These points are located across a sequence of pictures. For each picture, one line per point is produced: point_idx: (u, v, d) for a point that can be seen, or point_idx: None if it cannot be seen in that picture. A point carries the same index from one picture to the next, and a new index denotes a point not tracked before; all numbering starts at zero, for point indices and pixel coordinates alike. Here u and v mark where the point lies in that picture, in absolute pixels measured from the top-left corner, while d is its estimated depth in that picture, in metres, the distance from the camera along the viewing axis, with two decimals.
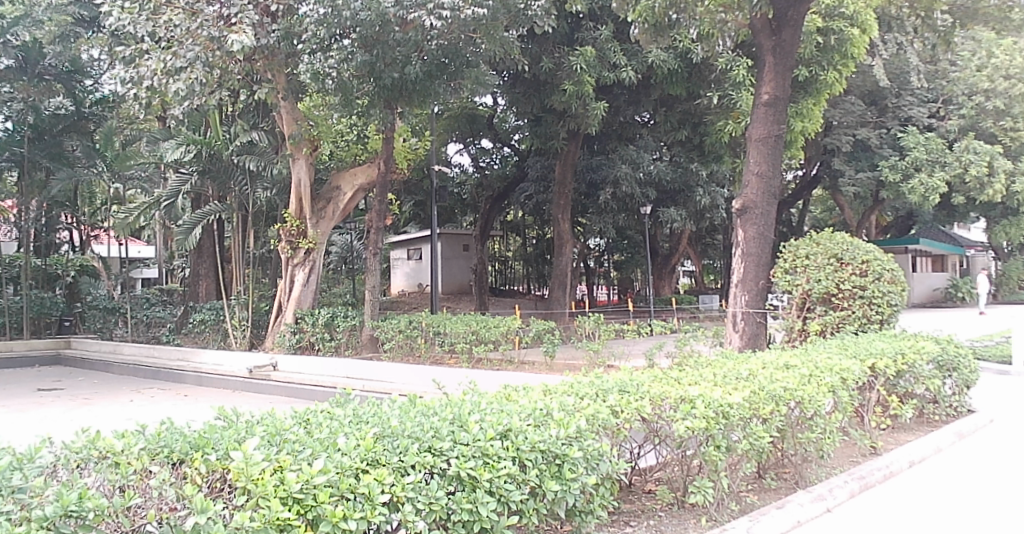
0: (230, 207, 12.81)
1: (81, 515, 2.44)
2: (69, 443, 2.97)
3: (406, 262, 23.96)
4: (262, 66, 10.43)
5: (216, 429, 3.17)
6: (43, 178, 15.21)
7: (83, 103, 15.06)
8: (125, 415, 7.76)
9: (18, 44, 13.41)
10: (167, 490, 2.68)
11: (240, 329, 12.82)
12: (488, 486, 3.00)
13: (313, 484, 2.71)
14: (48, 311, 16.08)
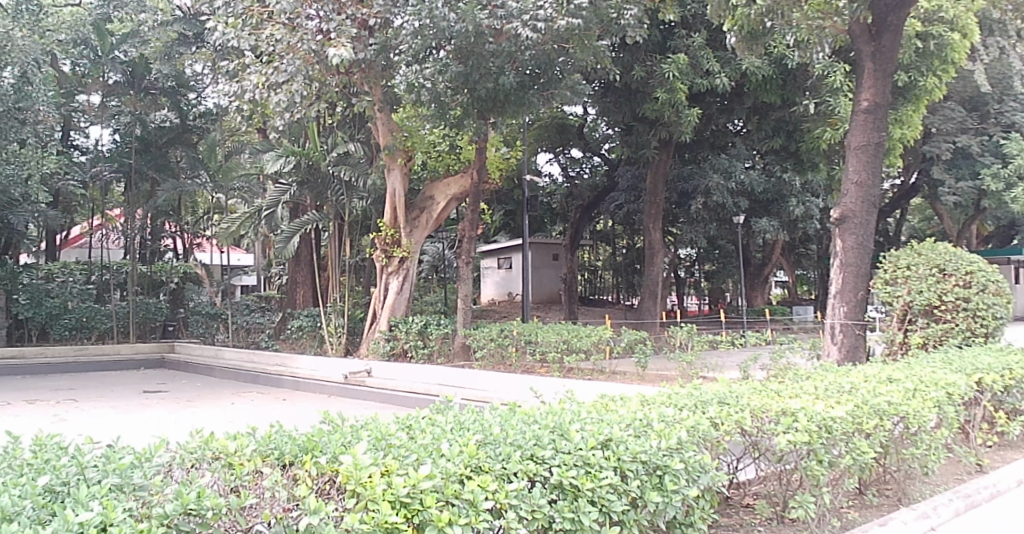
0: (326, 216, 13.19)
1: (200, 514, 2.66)
2: (185, 443, 3.19)
3: (496, 271, 24.10)
4: (359, 79, 10.66)
5: (324, 433, 3.28)
6: (147, 189, 16.83)
7: (188, 116, 16.50)
8: (227, 416, 8.12)
9: (126, 60, 15.15)
10: (279, 492, 2.91)
11: (336, 336, 13.07)
12: (590, 496, 3.07)
13: (420, 489, 2.82)
14: (153, 317, 17.20)
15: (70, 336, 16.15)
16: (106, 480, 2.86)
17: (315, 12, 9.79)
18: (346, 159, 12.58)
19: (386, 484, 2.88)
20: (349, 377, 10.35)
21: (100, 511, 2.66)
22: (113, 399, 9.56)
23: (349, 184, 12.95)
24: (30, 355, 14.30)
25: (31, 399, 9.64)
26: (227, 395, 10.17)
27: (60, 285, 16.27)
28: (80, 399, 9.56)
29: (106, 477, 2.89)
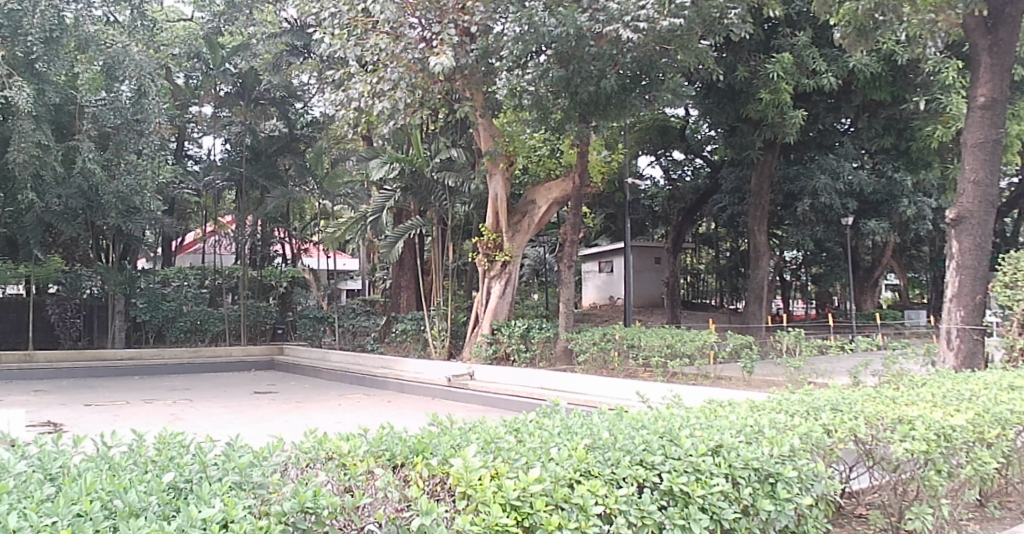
0: (430, 222, 13.06)
1: (316, 512, 2.72)
2: (299, 443, 3.27)
3: (598, 275, 24.29)
4: (461, 85, 10.70)
5: (433, 434, 3.32)
6: (258, 196, 17.51)
7: (295, 125, 17.08)
8: (337, 416, 8.36)
9: (236, 72, 16.02)
10: (391, 493, 2.95)
11: (440, 339, 13.15)
12: (701, 503, 3.02)
13: (530, 492, 2.81)
14: (264, 319, 17.99)
15: (184, 338, 17.07)
16: (226, 477, 2.96)
17: (417, 20, 9.99)
18: (450, 165, 12.76)
19: (496, 486, 2.89)
20: (453, 380, 10.57)
21: (222, 508, 2.75)
22: (226, 399, 9.95)
23: (452, 191, 13.03)
24: (147, 356, 15.13)
25: (150, 398, 10.12)
26: (335, 396, 10.45)
27: (175, 290, 17.32)
28: (197, 399, 9.99)
29: (227, 475, 2.98)
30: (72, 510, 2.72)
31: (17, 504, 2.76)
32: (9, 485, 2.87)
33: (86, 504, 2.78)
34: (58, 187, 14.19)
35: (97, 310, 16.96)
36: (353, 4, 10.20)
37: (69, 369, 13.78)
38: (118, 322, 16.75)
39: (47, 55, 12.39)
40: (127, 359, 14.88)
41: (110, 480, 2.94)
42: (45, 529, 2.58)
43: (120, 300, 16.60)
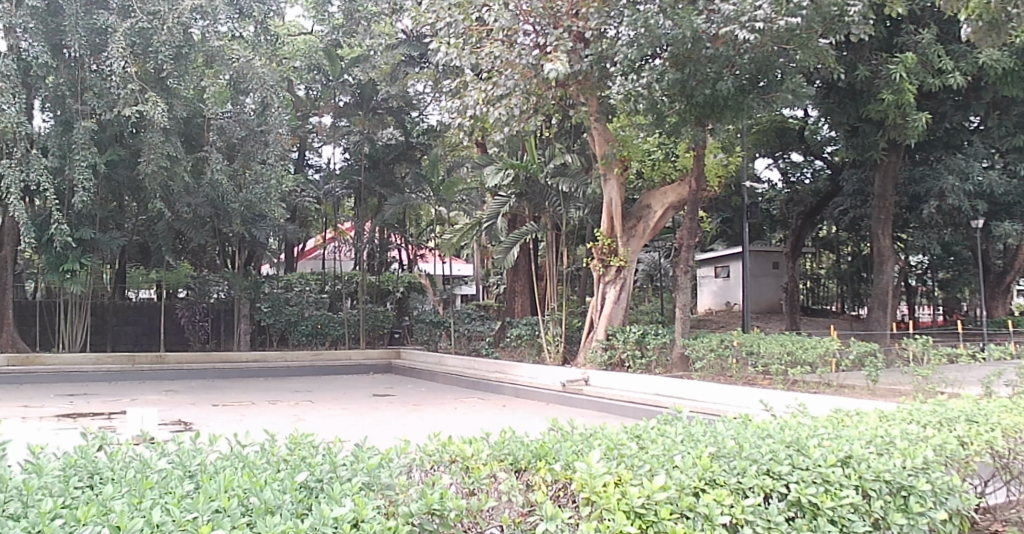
0: (544, 227, 13.25)
1: (442, 514, 2.80)
2: (424, 445, 3.33)
3: (712, 281, 24.04)
4: (575, 92, 10.89)
5: (555, 439, 3.37)
6: (376, 203, 17.81)
7: (411, 132, 17.36)
8: (450, 421, 8.34)
9: (354, 83, 16.66)
10: (516, 497, 3.00)
11: (554, 343, 13.18)
12: (831, 515, 2.95)
13: (655, 500, 2.80)
14: (381, 324, 18.33)
15: (307, 341, 17.53)
16: (355, 477, 3.04)
17: (531, 26, 10.25)
18: (564, 171, 12.57)
19: (620, 493, 2.90)
20: (567, 385, 10.58)
21: (352, 508, 2.83)
22: (344, 401, 10.18)
23: (566, 196, 12.97)
24: (270, 360, 15.58)
25: (275, 399, 10.51)
26: (451, 400, 10.62)
27: (297, 295, 17.78)
28: (320, 400, 10.35)
29: (356, 475, 3.07)
30: (212, 505, 2.84)
31: (163, 500, 2.89)
32: (153, 481, 3.00)
33: (225, 500, 2.89)
34: (188, 197, 14.93)
35: (223, 314, 17.97)
36: (468, 14, 10.25)
37: (195, 370, 14.60)
38: (243, 325, 17.37)
39: (177, 70, 13.64)
40: (250, 362, 15.39)
41: (247, 478, 3.03)
42: (189, 524, 2.71)
43: (246, 304, 17.25)
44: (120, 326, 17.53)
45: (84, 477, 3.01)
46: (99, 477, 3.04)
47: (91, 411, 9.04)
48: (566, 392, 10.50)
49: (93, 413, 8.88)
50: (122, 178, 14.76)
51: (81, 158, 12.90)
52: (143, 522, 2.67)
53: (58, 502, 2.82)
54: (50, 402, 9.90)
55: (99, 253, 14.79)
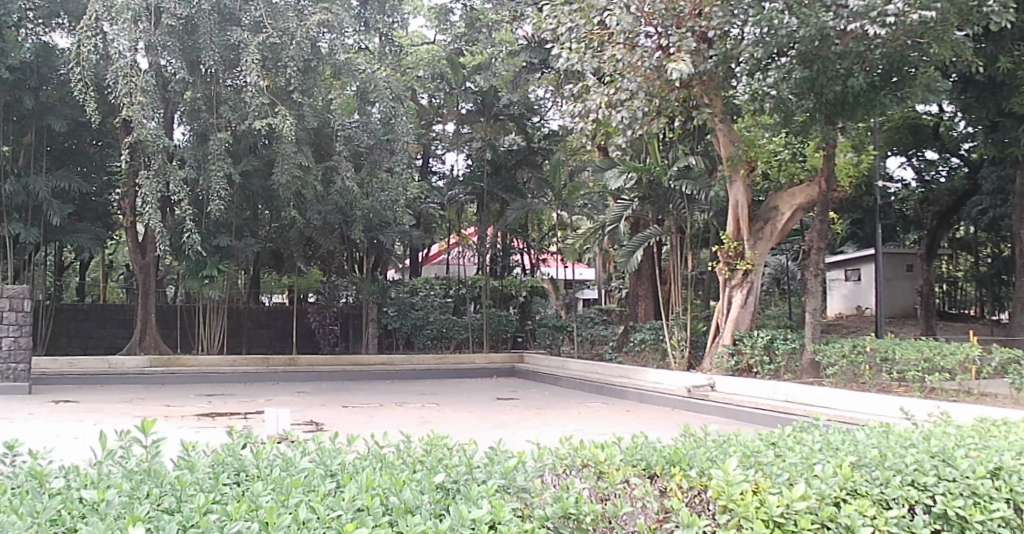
0: (668, 230, 13.04)
1: (578, 519, 2.85)
2: (555, 449, 3.38)
3: (843, 284, 23.47)
4: (700, 92, 10.70)
5: (687, 445, 3.40)
6: (498, 209, 17.31)
7: (534, 138, 17.00)
8: (576, 422, 8.66)
9: (477, 91, 16.44)
10: (650, 503, 3.02)
11: (679, 348, 12.87)
12: (980, 528, 2.84)
13: (794, 510, 2.75)
14: (505, 328, 18.21)
15: (431, 345, 17.81)
16: (491, 480, 3.09)
17: (653, 29, 9.97)
18: (688, 173, 12.37)
19: (758, 502, 2.85)
20: (692, 390, 10.55)
21: (489, 511, 2.86)
22: (470, 405, 10.32)
23: (691, 198, 12.75)
24: (397, 362, 15.84)
25: (404, 401, 10.78)
26: (575, 404, 10.67)
27: (422, 299, 18.05)
28: (447, 402, 10.57)
29: (492, 478, 3.11)
30: (354, 504, 2.93)
31: (307, 497, 2.99)
32: (298, 479, 3.08)
33: (367, 500, 2.97)
34: (318, 204, 15.42)
35: (352, 318, 18.19)
36: (589, 18, 10.15)
37: (323, 372, 14.97)
38: (371, 329, 17.74)
39: (306, 84, 14.09)
40: (378, 366, 15.76)
41: (387, 478, 3.10)
42: (333, 522, 2.80)
43: (373, 309, 17.64)
44: (254, 330, 18.30)
45: (231, 474, 3.13)
46: (245, 474, 3.15)
47: (232, 410, 9.55)
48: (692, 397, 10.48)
49: (233, 413, 9.34)
50: (256, 188, 15.26)
51: (216, 169, 13.46)
52: (289, 519, 2.77)
53: (210, 497, 2.96)
54: (190, 402, 10.43)
55: (234, 260, 15.23)
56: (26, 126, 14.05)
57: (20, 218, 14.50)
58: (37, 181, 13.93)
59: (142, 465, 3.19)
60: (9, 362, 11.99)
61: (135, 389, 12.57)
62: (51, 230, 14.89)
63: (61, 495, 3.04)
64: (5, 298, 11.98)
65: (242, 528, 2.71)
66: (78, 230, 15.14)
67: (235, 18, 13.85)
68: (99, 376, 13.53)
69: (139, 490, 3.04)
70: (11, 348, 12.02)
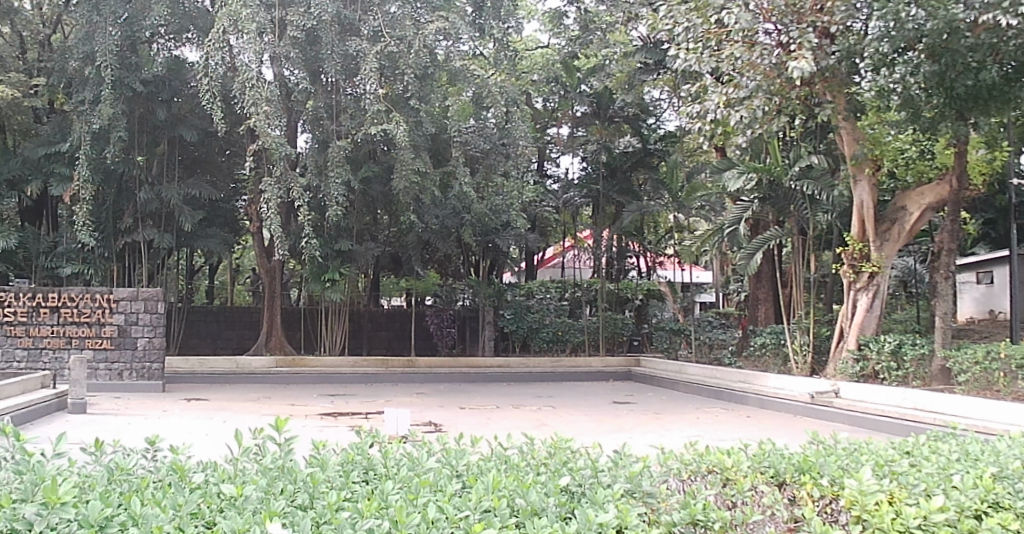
0: (789, 231, 12.20)
1: (707, 525, 2.81)
2: (681, 454, 3.37)
3: (974, 287, 22.06)
4: (820, 89, 10.21)
5: (818, 453, 3.34)
6: (613, 212, 17.19)
7: (649, 140, 16.66)
8: (692, 427, 8.47)
9: (592, 92, 16.28)
10: (779, 510, 2.96)
11: (801, 354, 12.01)
12: None
13: (934, 522, 2.62)
14: (621, 331, 17.49)
15: (547, 348, 17.09)
16: (617, 483, 3.07)
17: (773, 26, 9.57)
18: (809, 173, 11.51)
19: (895, 513, 2.74)
20: (816, 397, 10.18)
21: (616, 514, 2.84)
22: (586, 408, 10.28)
23: (813, 199, 11.85)
24: (514, 365, 15.82)
25: (522, 404, 10.80)
26: (694, 409, 10.54)
27: (538, 302, 17.49)
28: (565, 406, 10.49)
29: (618, 482, 3.09)
30: (481, 505, 2.96)
31: (434, 496, 3.02)
32: (426, 479, 3.13)
33: (494, 501, 2.99)
34: (435, 209, 15.55)
35: (469, 320, 18.00)
36: (706, 16, 9.79)
37: (441, 374, 15.11)
38: (487, 332, 17.54)
39: (423, 91, 14.17)
40: (496, 367, 15.75)
41: (514, 479, 3.13)
42: (461, 522, 2.82)
43: (490, 311, 17.36)
44: (375, 331, 18.56)
45: (361, 473, 3.20)
46: (374, 473, 3.23)
47: (354, 410, 9.78)
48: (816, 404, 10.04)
49: (355, 412, 9.58)
50: (376, 194, 15.62)
51: (336, 175, 13.49)
52: (419, 517, 2.80)
53: (341, 495, 3.03)
54: (315, 402, 10.71)
55: (355, 264, 15.69)
56: (160, 137, 14.59)
57: (154, 224, 14.95)
58: (169, 189, 14.52)
59: (276, 462, 3.30)
60: (145, 361, 12.37)
61: (261, 389, 12.98)
62: (184, 235, 15.39)
63: (201, 489, 3.16)
64: (141, 300, 12.43)
65: (374, 525, 2.76)
66: (207, 235, 15.54)
67: (354, 28, 13.79)
68: (228, 375, 14.08)
69: (274, 486, 3.14)
70: (147, 348, 12.40)
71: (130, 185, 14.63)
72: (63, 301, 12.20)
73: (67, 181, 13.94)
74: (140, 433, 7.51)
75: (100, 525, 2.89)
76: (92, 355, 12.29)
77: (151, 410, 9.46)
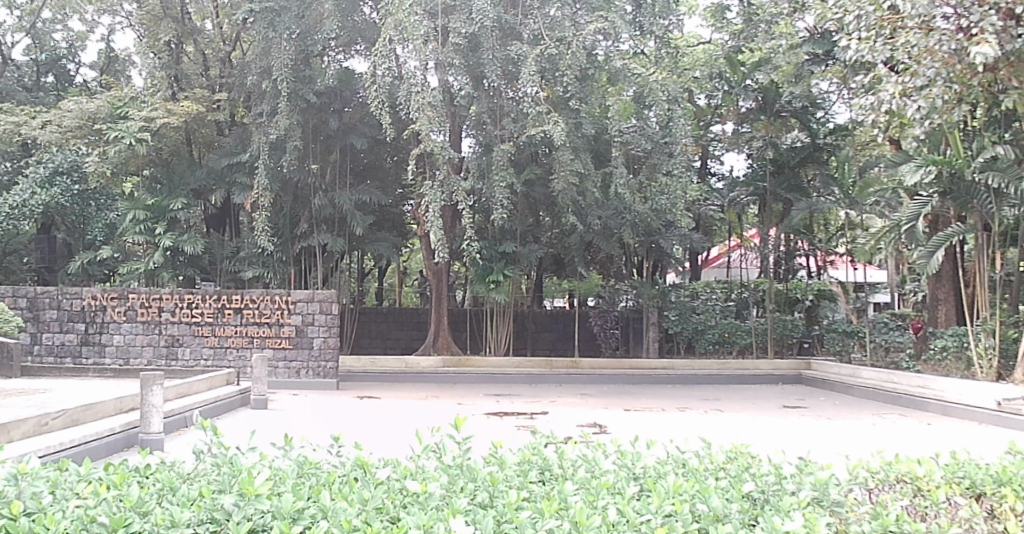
0: (973, 228, 11.24)
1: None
2: (869, 463, 3.32)
3: None
4: (1006, 74, 9.28)
5: (1018, 465, 3.21)
6: (781, 209, 16.15)
7: (818, 134, 15.38)
8: (862, 434, 8.15)
9: (757, 87, 15.00)
10: (976, 523, 2.81)
11: (986, 359, 11.12)
12: None
13: None
14: (790, 333, 16.23)
15: (713, 350, 16.28)
16: (802, 491, 3.02)
17: (950, 9, 8.66)
18: (996, 164, 10.60)
19: None
20: (1003, 404, 9.46)
21: (803, 523, 2.76)
22: (757, 412, 10.12)
23: (999, 191, 10.87)
24: (678, 367, 15.09)
25: (685, 406, 10.72)
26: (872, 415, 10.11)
27: (704, 303, 16.65)
28: (731, 410, 10.33)
29: (802, 489, 3.04)
30: (663, 509, 2.93)
31: (613, 499, 3.03)
32: (608, 482, 3.15)
33: (675, 506, 2.97)
34: (598, 209, 15.31)
35: (634, 321, 17.15)
36: (879, 2, 9.06)
37: (609, 375, 14.79)
38: (651, 333, 16.49)
39: (583, 92, 13.85)
40: (659, 368, 15.07)
41: (694, 484, 3.12)
42: (643, 526, 2.82)
43: (654, 312, 16.38)
44: (539, 333, 18.07)
45: (539, 473, 3.28)
46: (551, 473, 3.30)
47: (517, 410, 9.94)
48: (1004, 412, 9.39)
49: (519, 412, 9.73)
50: (538, 196, 15.44)
51: (499, 179, 13.48)
52: (600, 520, 2.79)
53: (520, 495, 3.07)
54: (482, 401, 10.88)
55: (519, 265, 15.66)
56: (332, 146, 15.00)
57: (328, 229, 15.28)
58: (342, 195, 14.82)
59: (456, 461, 3.42)
60: (321, 359, 12.71)
61: (427, 389, 13.13)
62: (355, 239, 15.66)
63: (384, 485, 3.30)
64: (316, 302, 12.84)
65: (555, 526, 2.79)
66: (378, 238, 15.73)
67: (516, 32, 13.79)
68: (398, 374, 14.41)
69: (455, 484, 3.23)
70: (322, 348, 12.77)
71: (304, 193, 15.21)
72: (246, 301, 12.85)
73: (247, 189, 14.72)
74: (326, 432, 7.72)
75: (293, 516, 3.04)
76: (272, 354, 12.78)
77: (322, 410, 9.69)
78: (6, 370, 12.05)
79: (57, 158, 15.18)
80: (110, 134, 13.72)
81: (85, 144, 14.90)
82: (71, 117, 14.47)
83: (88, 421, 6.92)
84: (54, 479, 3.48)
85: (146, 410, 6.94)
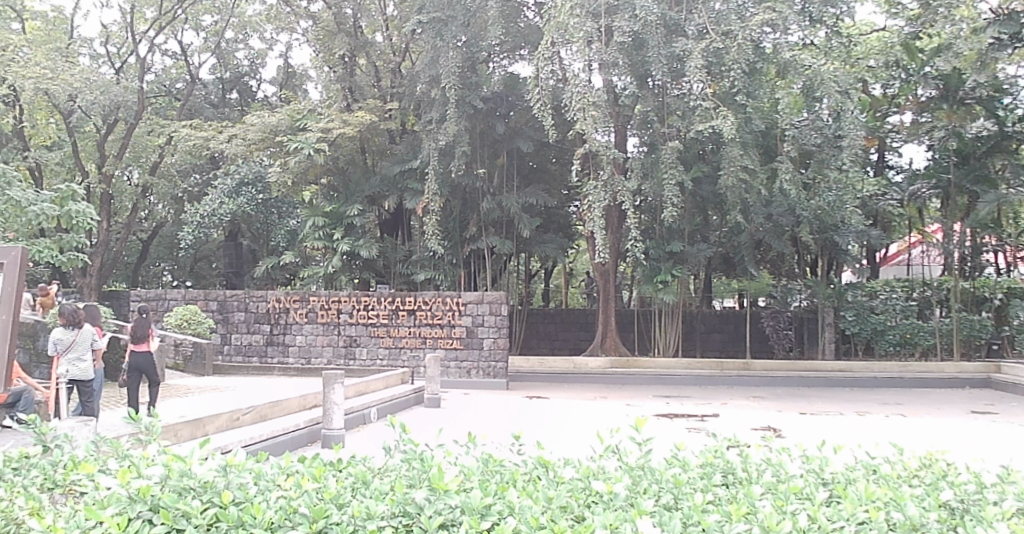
0: None
1: None
2: None
3: None
4: None
5: None
6: (967, 203, 15.00)
7: (1006, 121, 14.32)
8: None
9: (936, 73, 14.10)
10: None
11: None
12: None
13: None
14: (979, 334, 15.29)
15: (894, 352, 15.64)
16: (1006, 501, 2.93)
17: None
18: None
19: None
20: None
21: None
22: (948, 417, 9.81)
23: None
24: (857, 370, 14.49)
25: (867, 410, 10.44)
26: None
27: (883, 301, 15.94)
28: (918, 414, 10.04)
29: (1007, 501, 2.96)
30: (856, 516, 2.86)
31: (803, 505, 2.99)
32: (795, 486, 3.14)
33: (868, 513, 2.87)
34: (764, 207, 15.01)
35: (808, 321, 16.72)
36: None
37: (780, 377, 14.53)
38: (827, 334, 16.15)
39: (752, 85, 13.69)
40: (834, 371, 14.54)
41: (887, 491, 3.07)
42: (837, 531, 2.75)
43: (829, 313, 16.07)
44: (708, 333, 18.02)
45: (722, 476, 3.34)
46: (735, 477, 3.35)
47: (688, 413, 9.91)
48: None
49: (689, 414, 9.80)
50: (706, 194, 15.40)
51: (669, 175, 13.22)
52: (790, 525, 2.75)
53: (706, 497, 3.06)
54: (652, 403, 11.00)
55: (687, 265, 15.44)
56: (499, 150, 15.31)
57: (496, 232, 15.73)
58: (508, 199, 15.06)
59: (637, 462, 3.54)
60: (490, 360, 12.93)
61: (595, 389, 13.38)
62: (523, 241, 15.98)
63: (567, 484, 3.39)
64: (485, 303, 13.03)
65: (745, 530, 2.74)
66: (544, 241, 16.05)
67: (681, 28, 13.50)
68: (566, 375, 14.58)
69: (638, 485, 3.29)
70: (492, 348, 12.99)
71: (473, 197, 15.61)
72: (417, 303, 13.27)
73: (418, 195, 15.05)
74: (508, 432, 7.96)
75: (481, 511, 3.13)
76: (444, 354, 13.10)
77: (501, 409, 9.95)
78: (200, 369, 13.30)
79: (243, 170, 17.01)
80: (291, 145, 14.61)
81: (267, 154, 15.97)
82: (256, 130, 15.55)
83: (275, 417, 7.50)
84: (257, 470, 3.71)
85: (327, 407, 7.29)
